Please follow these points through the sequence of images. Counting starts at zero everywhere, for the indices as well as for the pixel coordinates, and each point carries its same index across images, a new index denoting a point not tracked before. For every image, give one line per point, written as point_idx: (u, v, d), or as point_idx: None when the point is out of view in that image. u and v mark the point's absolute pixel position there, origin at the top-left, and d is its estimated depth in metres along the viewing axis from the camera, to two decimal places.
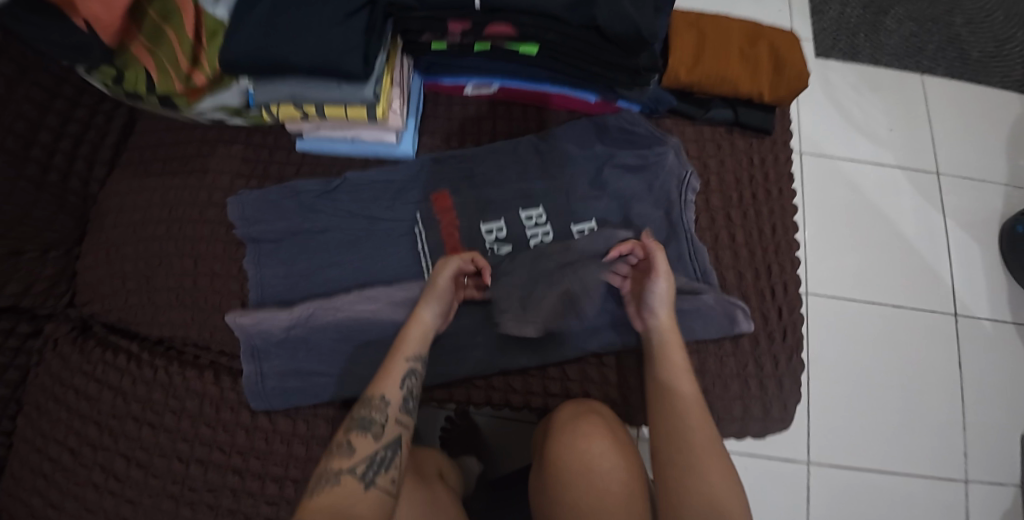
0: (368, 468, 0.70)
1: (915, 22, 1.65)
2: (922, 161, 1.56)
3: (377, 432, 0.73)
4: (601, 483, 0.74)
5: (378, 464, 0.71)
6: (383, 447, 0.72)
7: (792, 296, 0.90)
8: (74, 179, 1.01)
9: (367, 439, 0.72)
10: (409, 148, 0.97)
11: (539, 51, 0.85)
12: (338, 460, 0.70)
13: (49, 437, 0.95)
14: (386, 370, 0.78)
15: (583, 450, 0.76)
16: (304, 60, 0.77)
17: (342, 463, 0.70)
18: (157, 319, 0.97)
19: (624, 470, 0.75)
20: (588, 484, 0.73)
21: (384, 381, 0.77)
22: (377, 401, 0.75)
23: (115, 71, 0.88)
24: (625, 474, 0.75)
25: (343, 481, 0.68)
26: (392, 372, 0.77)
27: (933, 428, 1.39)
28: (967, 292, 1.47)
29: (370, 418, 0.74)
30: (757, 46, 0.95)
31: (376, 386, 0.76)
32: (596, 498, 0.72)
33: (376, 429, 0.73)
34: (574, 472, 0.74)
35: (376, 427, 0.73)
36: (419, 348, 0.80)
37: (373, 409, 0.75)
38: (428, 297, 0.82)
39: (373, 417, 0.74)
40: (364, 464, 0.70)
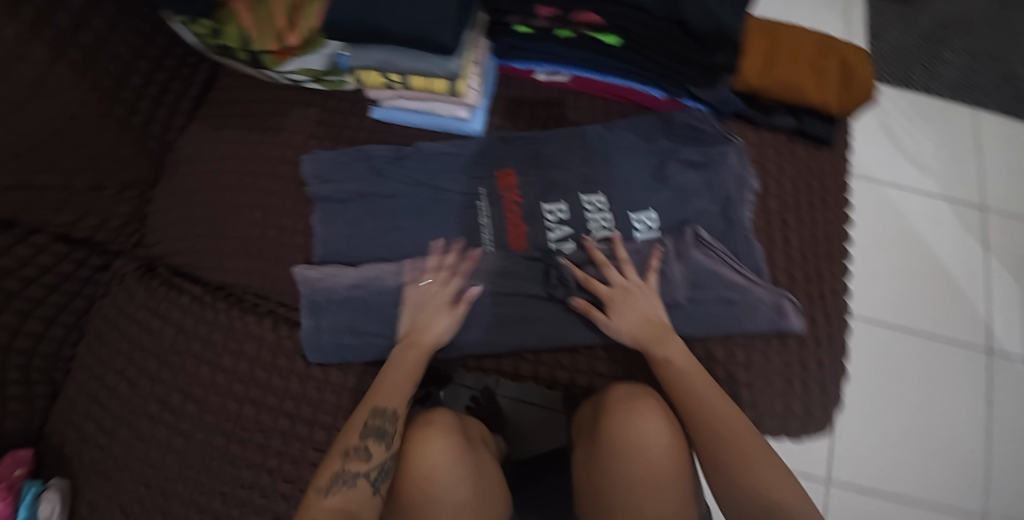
0: (377, 475, 0.80)
1: (972, 57, 1.66)
2: (968, 195, 1.57)
3: (389, 443, 0.82)
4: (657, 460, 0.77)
5: (386, 471, 0.81)
6: (391, 455, 0.82)
7: (840, 305, 0.92)
8: (155, 124, 1.06)
9: (380, 447, 0.81)
10: (478, 126, 1.00)
11: (620, 42, 0.89)
12: (354, 465, 0.79)
13: (109, 367, 0.99)
14: (386, 389, 0.84)
15: (641, 432, 0.78)
16: (401, 27, 0.81)
17: (358, 466, 0.79)
18: (222, 265, 1.01)
19: (679, 450, 0.78)
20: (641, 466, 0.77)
21: (389, 395, 0.84)
22: (389, 412, 0.83)
23: (213, 24, 0.93)
24: (679, 455, 0.78)
25: (357, 485, 0.78)
26: (391, 394, 0.84)
27: (958, 461, 1.39)
28: (1003, 329, 1.47)
29: (383, 429, 0.82)
30: (826, 59, 0.96)
31: (382, 396, 0.84)
32: (650, 474, 0.77)
33: (388, 439, 0.82)
34: (629, 447, 0.78)
35: (388, 437, 0.82)
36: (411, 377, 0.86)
37: (385, 420, 0.83)
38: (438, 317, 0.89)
39: (386, 428, 0.82)
40: (377, 471, 0.80)
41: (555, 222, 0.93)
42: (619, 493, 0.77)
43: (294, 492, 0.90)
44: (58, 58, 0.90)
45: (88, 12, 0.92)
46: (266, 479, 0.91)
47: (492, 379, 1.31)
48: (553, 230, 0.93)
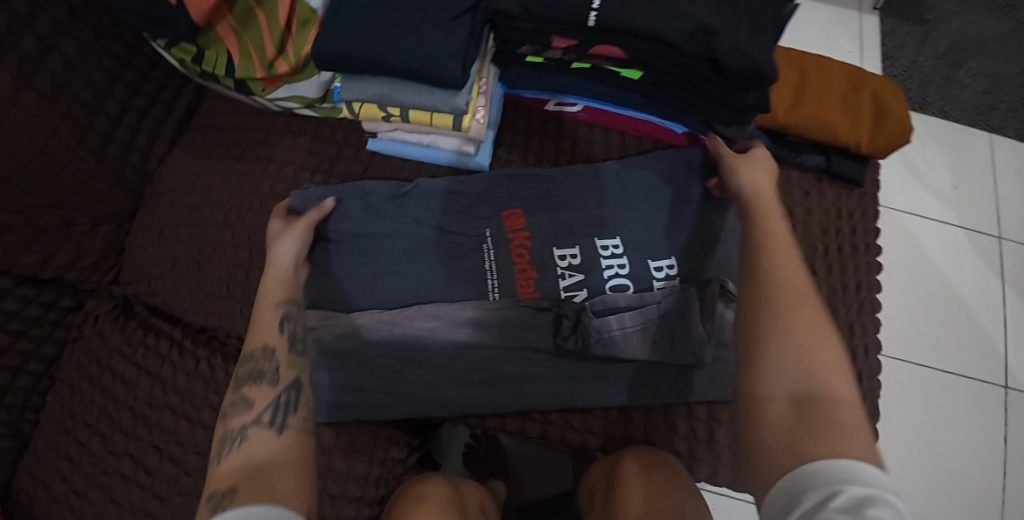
0: (274, 414, 0.68)
1: (988, 79, 1.61)
2: (985, 224, 1.51)
3: (272, 379, 0.71)
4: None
5: (283, 407, 0.69)
6: (284, 391, 0.71)
7: (873, 361, 0.87)
8: (134, 153, 0.98)
9: (264, 387, 0.70)
10: (485, 160, 0.92)
11: (641, 76, 0.81)
12: (235, 421, 0.67)
13: (80, 419, 0.91)
14: (258, 323, 0.76)
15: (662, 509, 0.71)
16: (402, 61, 0.74)
17: (243, 419, 0.67)
18: (204, 308, 0.94)
19: None
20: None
21: (261, 334, 0.75)
22: (258, 353, 0.73)
23: (196, 49, 0.87)
24: None
25: (250, 435, 0.66)
26: (263, 323, 0.76)
27: (977, 504, 1.33)
28: (1021, 365, 1.42)
29: (261, 369, 0.72)
30: (859, 93, 0.90)
31: (256, 338, 0.75)
32: None
33: (271, 376, 0.71)
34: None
35: (267, 375, 0.71)
36: (279, 292, 0.79)
37: (261, 360, 0.73)
38: (283, 236, 0.84)
39: (263, 368, 0.72)
40: (269, 411, 0.68)
41: (568, 270, 0.87)
42: None
43: None
44: (23, 86, 0.81)
45: (58, 35, 0.84)
46: None
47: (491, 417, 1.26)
48: (565, 276, 0.87)
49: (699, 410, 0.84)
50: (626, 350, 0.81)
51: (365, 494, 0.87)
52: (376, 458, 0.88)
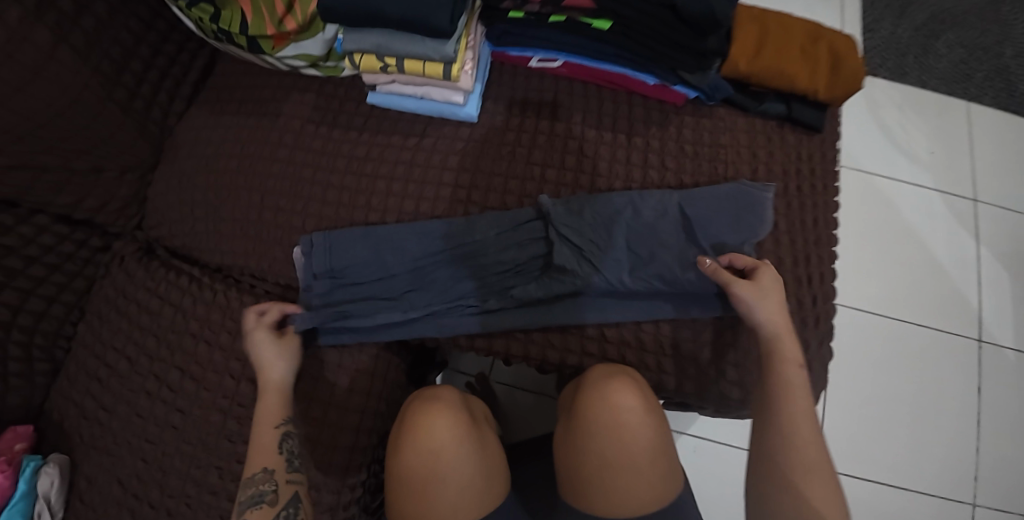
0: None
1: (965, 50, 1.67)
2: (959, 187, 1.58)
3: (273, 499, 0.84)
4: (625, 439, 0.85)
5: (290, 499, 0.85)
6: (285, 505, 0.85)
7: (827, 287, 0.94)
8: (155, 109, 1.08)
9: (264, 508, 0.84)
10: (473, 111, 1.02)
11: (611, 26, 0.91)
12: (258, 507, 0.83)
13: (108, 345, 1.01)
14: (258, 443, 0.88)
15: (614, 410, 0.86)
16: (396, 10, 0.83)
17: (266, 511, 0.83)
18: (220, 247, 1.03)
19: (650, 429, 0.86)
20: (609, 460, 0.85)
21: (260, 458, 0.87)
22: (259, 476, 0.86)
23: (213, 9, 0.96)
24: (650, 433, 0.85)
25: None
26: (263, 447, 0.87)
27: (948, 449, 1.40)
28: (993, 319, 1.49)
29: (263, 492, 0.85)
30: (817, 45, 0.98)
31: (256, 463, 0.86)
32: (625, 452, 0.85)
33: (270, 497, 0.84)
34: (602, 428, 0.86)
35: (268, 496, 0.84)
36: (280, 411, 0.90)
37: (260, 484, 0.85)
38: (275, 360, 0.92)
39: (263, 490, 0.85)
40: (276, 507, 0.84)
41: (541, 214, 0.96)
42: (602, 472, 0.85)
43: None
44: (60, 43, 0.92)
45: None
46: None
47: (486, 365, 1.33)
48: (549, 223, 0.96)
49: (666, 329, 0.93)
50: (609, 277, 0.92)
51: (368, 407, 0.97)
52: (378, 376, 0.98)
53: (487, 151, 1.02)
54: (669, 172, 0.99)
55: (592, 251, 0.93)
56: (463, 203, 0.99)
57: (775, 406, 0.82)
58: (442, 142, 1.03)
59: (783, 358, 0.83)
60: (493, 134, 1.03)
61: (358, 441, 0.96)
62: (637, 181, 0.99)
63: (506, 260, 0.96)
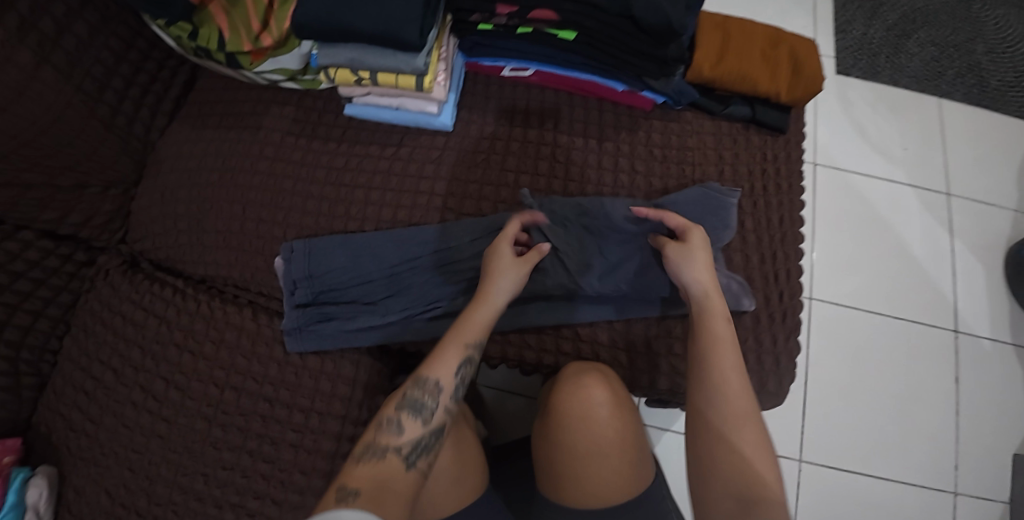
0: (414, 452, 0.79)
1: (936, 48, 1.71)
2: (932, 182, 1.61)
3: (425, 418, 0.82)
4: (588, 429, 0.88)
5: (422, 448, 0.80)
6: (428, 432, 0.82)
7: (794, 283, 0.97)
8: (138, 125, 1.10)
9: (415, 422, 0.81)
10: (448, 121, 1.04)
11: (576, 37, 0.94)
12: (387, 438, 0.80)
13: (95, 357, 1.03)
14: (445, 352, 0.86)
15: (587, 402, 0.89)
16: (368, 25, 0.86)
17: (389, 440, 0.79)
18: (203, 258, 1.06)
19: (619, 418, 0.89)
20: (576, 452, 0.88)
21: (439, 367, 0.85)
22: (431, 383, 0.84)
23: (191, 27, 0.98)
24: (618, 422, 0.89)
25: (387, 459, 0.78)
26: (445, 360, 0.85)
27: (925, 438, 1.44)
28: (968, 311, 1.52)
29: (421, 401, 0.83)
30: (777, 49, 1.01)
31: (433, 369, 0.84)
32: (593, 441, 0.88)
33: (426, 414, 0.82)
34: (573, 421, 0.89)
35: (424, 412, 0.82)
36: (475, 335, 0.87)
37: (426, 393, 0.83)
38: (506, 273, 0.89)
39: (426, 402, 0.83)
40: (410, 447, 0.80)
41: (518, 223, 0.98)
42: (571, 460, 0.88)
43: (274, 471, 0.96)
44: (42, 63, 0.94)
45: (71, 18, 0.96)
46: (246, 460, 0.96)
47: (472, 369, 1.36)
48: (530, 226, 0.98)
49: (637, 328, 0.96)
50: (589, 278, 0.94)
51: (349, 413, 0.99)
52: (358, 382, 1.00)
53: (462, 159, 1.04)
54: (639, 176, 1.02)
55: (571, 257, 0.95)
56: (439, 210, 1.02)
57: (704, 405, 0.82)
58: (418, 151, 1.05)
59: (719, 348, 0.83)
60: (467, 143, 1.05)
61: (339, 446, 0.97)
62: (608, 185, 1.02)
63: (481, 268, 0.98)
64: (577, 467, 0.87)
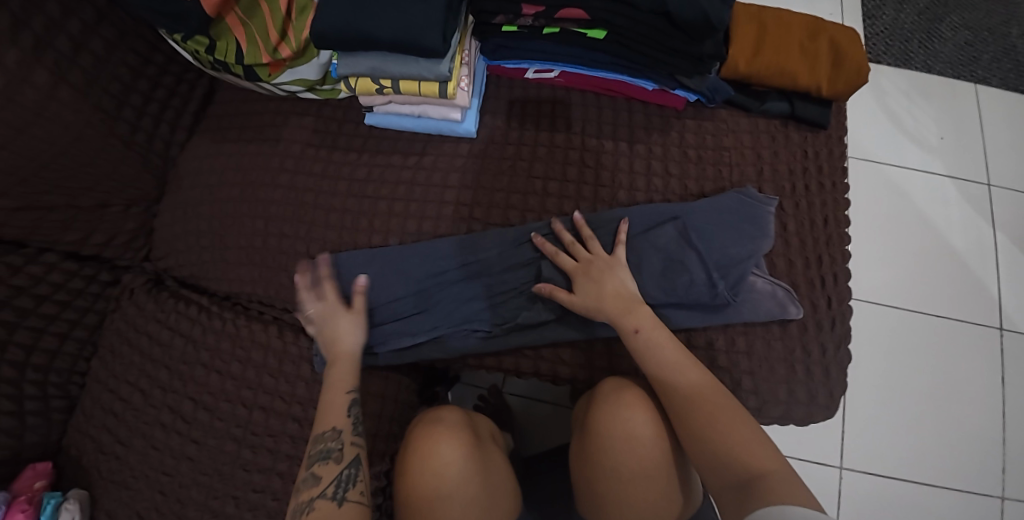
0: (337, 489, 0.80)
1: (971, 32, 1.64)
2: (972, 173, 1.55)
3: (337, 456, 0.83)
4: (628, 454, 0.85)
5: (345, 482, 0.81)
6: (347, 465, 0.82)
7: (842, 288, 0.92)
8: (157, 141, 1.09)
9: (330, 465, 0.82)
10: (471, 127, 1.01)
11: (606, 36, 0.90)
12: (307, 492, 0.80)
13: (122, 378, 1.02)
14: (328, 404, 0.87)
15: (625, 424, 0.85)
16: (388, 33, 0.82)
17: (311, 493, 0.80)
18: (227, 275, 1.04)
19: (660, 437, 0.85)
20: (607, 470, 0.86)
21: (330, 416, 0.86)
22: (328, 433, 0.85)
23: (208, 40, 0.95)
24: (660, 441, 0.85)
25: (317, 507, 0.79)
26: (334, 406, 0.87)
27: (973, 442, 1.38)
28: (1015, 306, 1.45)
29: (329, 448, 0.84)
30: (816, 38, 0.96)
31: (324, 421, 0.86)
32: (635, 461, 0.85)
33: (336, 454, 0.83)
34: (615, 440, 0.85)
35: (333, 454, 0.83)
36: (350, 380, 0.90)
37: (328, 440, 0.84)
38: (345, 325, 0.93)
39: (330, 447, 0.83)
40: (332, 487, 0.80)
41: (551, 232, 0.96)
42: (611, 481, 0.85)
43: None
44: (60, 82, 0.92)
45: (87, 35, 0.95)
46: (277, 482, 0.94)
47: (499, 377, 1.32)
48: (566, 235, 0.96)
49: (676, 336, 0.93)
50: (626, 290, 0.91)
51: (381, 431, 0.96)
52: (389, 399, 0.98)
53: (488, 167, 1.01)
54: (672, 179, 0.98)
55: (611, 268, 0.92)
56: (466, 221, 0.99)
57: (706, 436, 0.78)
58: (442, 160, 1.02)
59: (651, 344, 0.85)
60: (493, 150, 1.02)
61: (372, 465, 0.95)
62: (641, 189, 0.98)
63: (511, 280, 0.96)
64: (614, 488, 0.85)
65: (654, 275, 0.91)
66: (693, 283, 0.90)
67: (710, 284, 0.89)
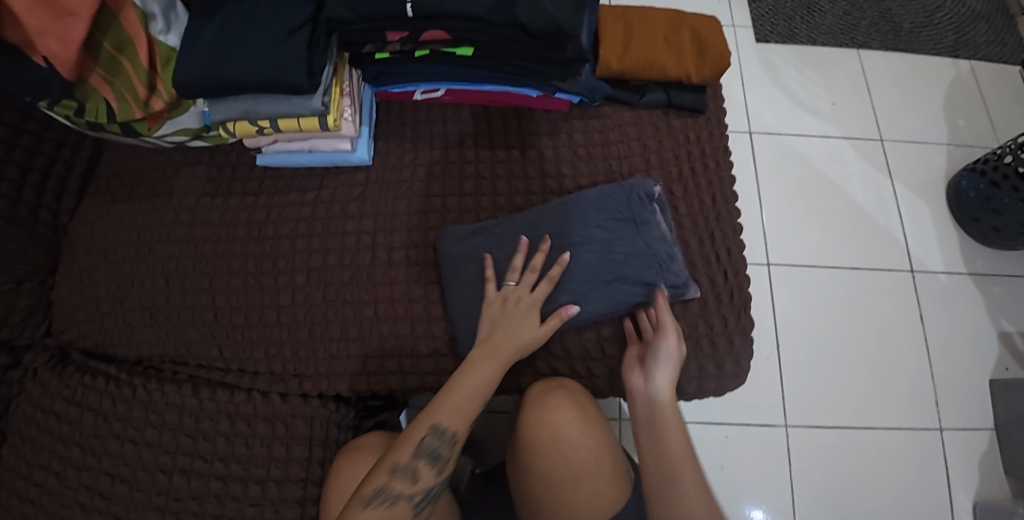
0: (421, 499, 0.80)
1: (847, 2, 1.74)
2: (865, 131, 1.62)
3: (441, 467, 0.81)
4: (562, 454, 0.85)
5: (430, 496, 0.81)
6: (439, 482, 0.82)
7: (736, 260, 0.96)
8: (44, 212, 1.04)
9: (431, 471, 0.81)
10: (365, 154, 1.00)
11: (474, 52, 0.91)
12: (400, 485, 0.79)
13: (33, 463, 0.97)
14: (414, 430, 0.81)
15: (554, 426, 0.86)
16: (251, 75, 0.82)
17: (403, 487, 0.79)
18: (132, 339, 1.01)
19: (588, 436, 0.86)
20: (542, 477, 0.85)
21: (452, 417, 0.82)
22: (448, 434, 0.82)
23: (76, 103, 0.91)
24: (587, 440, 0.86)
25: (399, 505, 0.78)
26: (464, 413, 0.83)
27: (905, 382, 1.41)
28: (921, 249, 1.52)
29: (438, 451, 0.81)
30: (679, 32, 1.03)
31: (446, 417, 0.82)
32: (565, 464, 0.85)
33: (441, 464, 0.81)
34: (545, 446, 0.86)
35: (441, 461, 0.81)
36: (455, 416, 0.82)
37: (443, 442, 0.82)
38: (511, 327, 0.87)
39: (441, 451, 0.81)
40: (421, 494, 0.80)
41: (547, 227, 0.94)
42: (546, 488, 0.85)
43: None
44: None
45: None
46: None
47: None
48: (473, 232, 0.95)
49: (590, 329, 0.95)
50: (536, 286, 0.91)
51: (310, 473, 0.95)
52: (316, 441, 0.97)
53: (387, 192, 1.01)
54: (566, 179, 1.00)
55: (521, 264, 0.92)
56: (371, 248, 0.98)
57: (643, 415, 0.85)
58: (340, 191, 1.02)
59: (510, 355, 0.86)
60: (389, 175, 1.02)
61: (305, 511, 0.93)
62: (536, 192, 1.00)
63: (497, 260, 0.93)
64: (552, 497, 0.84)
65: (564, 280, 0.91)
66: (594, 280, 0.90)
67: (609, 282, 0.90)
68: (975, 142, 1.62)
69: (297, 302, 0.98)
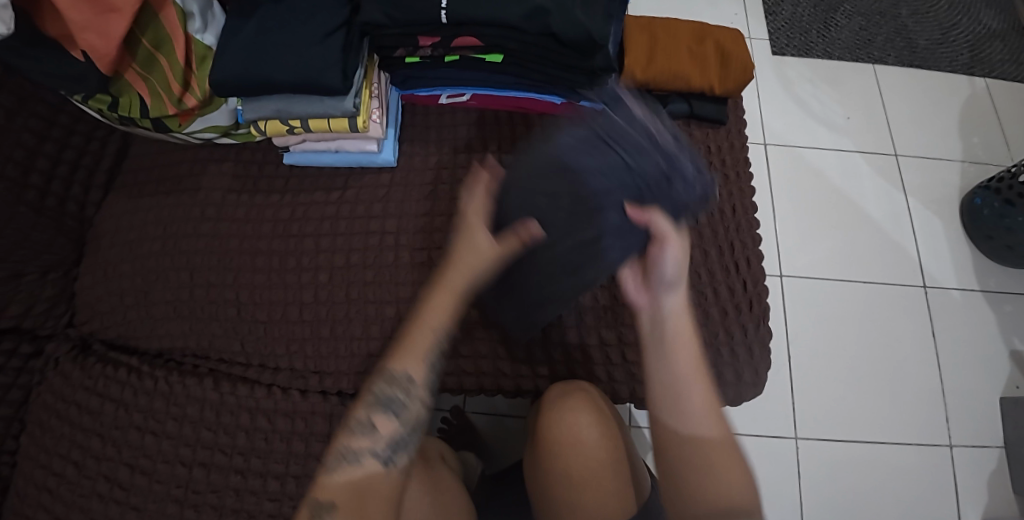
0: (388, 452, 0.80)
1: (863, 17, 1.75)
2: (880, 146, 1.63)
3: (401, 416, 0.81)
4: (583, 455, 0.86)
5: (397, 447, 0.80)
6: (404, 427, 0.81)
7: (755, 271, 0.97)
8: (71, 204, 1.05)
9: (390, 420, 0.81)
10: (391, 156, 1.02)
11: (504, 59, 0.93)
12: (354, 439, 0.79)
13: (52, 452, 0.97)
14: (372, 377, 0.83)
15: (574, 427, 0.87)
16: (287, 76, 0.84)
17: (363, 442, 0.79)
18: (155, 332, 1.02)
19: (607, 439, 0.88)
20: (561, 476, 0.86)
21: (409, 359, 0.82)
22: (400, 378, 0.82)
23: (110, 98, 0.92)
24: (606, 442, 0.88)
25: (364, 462, 0.78)
26: (420, 342, 0.83)
27: (916, 397, 1.41)
28: (934, 265, 1.52)
29: (395, 399, 0.81)
30: (704, 44, 1.06)
31: (398, 363, 0.82)
32: (586, 464, 0.86)
33: (399, 410, 0.81)
34: (565, 446, 0.87)
35: (398, 408, 0.81)
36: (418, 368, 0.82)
37: (396, 387, 0.82)
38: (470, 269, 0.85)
39: (396, 397, 0.81)
40: (385, 448, 0.79)
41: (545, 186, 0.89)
42: (564, 485, 0.86)
43: None
44: None
45: None
46: None
47: (460, 398, 1.31)
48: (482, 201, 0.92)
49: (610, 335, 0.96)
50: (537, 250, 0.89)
51: None
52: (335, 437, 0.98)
53: (412, 194, 1.02)
54: None
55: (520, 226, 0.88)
56: (395, 248, 0.99)
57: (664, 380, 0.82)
58: (365, 191, 1.03)
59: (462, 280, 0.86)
60: (414, 177, 1.03)
61: None
62: None
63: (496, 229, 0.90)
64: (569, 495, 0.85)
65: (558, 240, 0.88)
66: (596, 243, 0.86)
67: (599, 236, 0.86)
68: (989, 160, 1.63)
69: (319, 299, 0.99)
